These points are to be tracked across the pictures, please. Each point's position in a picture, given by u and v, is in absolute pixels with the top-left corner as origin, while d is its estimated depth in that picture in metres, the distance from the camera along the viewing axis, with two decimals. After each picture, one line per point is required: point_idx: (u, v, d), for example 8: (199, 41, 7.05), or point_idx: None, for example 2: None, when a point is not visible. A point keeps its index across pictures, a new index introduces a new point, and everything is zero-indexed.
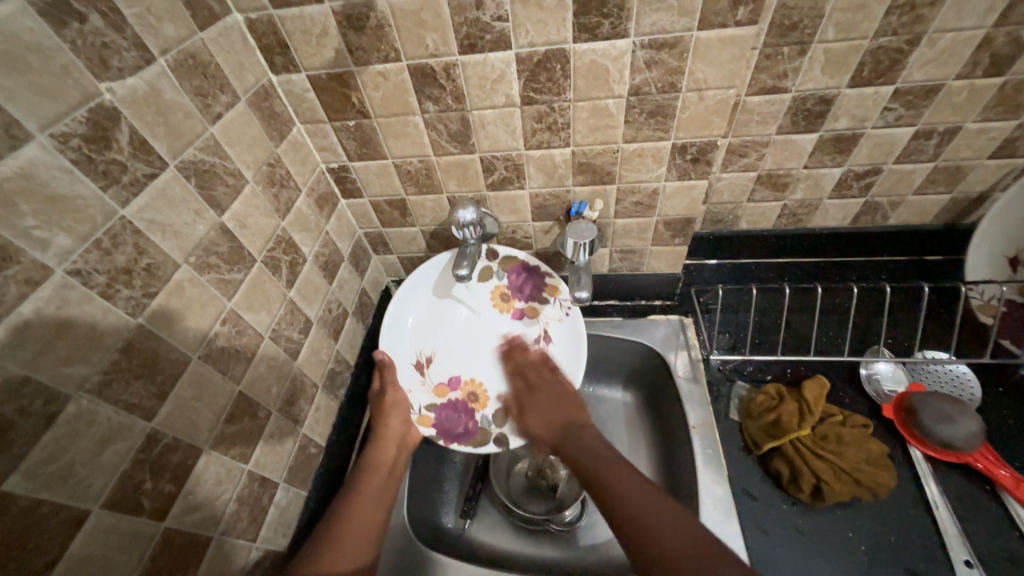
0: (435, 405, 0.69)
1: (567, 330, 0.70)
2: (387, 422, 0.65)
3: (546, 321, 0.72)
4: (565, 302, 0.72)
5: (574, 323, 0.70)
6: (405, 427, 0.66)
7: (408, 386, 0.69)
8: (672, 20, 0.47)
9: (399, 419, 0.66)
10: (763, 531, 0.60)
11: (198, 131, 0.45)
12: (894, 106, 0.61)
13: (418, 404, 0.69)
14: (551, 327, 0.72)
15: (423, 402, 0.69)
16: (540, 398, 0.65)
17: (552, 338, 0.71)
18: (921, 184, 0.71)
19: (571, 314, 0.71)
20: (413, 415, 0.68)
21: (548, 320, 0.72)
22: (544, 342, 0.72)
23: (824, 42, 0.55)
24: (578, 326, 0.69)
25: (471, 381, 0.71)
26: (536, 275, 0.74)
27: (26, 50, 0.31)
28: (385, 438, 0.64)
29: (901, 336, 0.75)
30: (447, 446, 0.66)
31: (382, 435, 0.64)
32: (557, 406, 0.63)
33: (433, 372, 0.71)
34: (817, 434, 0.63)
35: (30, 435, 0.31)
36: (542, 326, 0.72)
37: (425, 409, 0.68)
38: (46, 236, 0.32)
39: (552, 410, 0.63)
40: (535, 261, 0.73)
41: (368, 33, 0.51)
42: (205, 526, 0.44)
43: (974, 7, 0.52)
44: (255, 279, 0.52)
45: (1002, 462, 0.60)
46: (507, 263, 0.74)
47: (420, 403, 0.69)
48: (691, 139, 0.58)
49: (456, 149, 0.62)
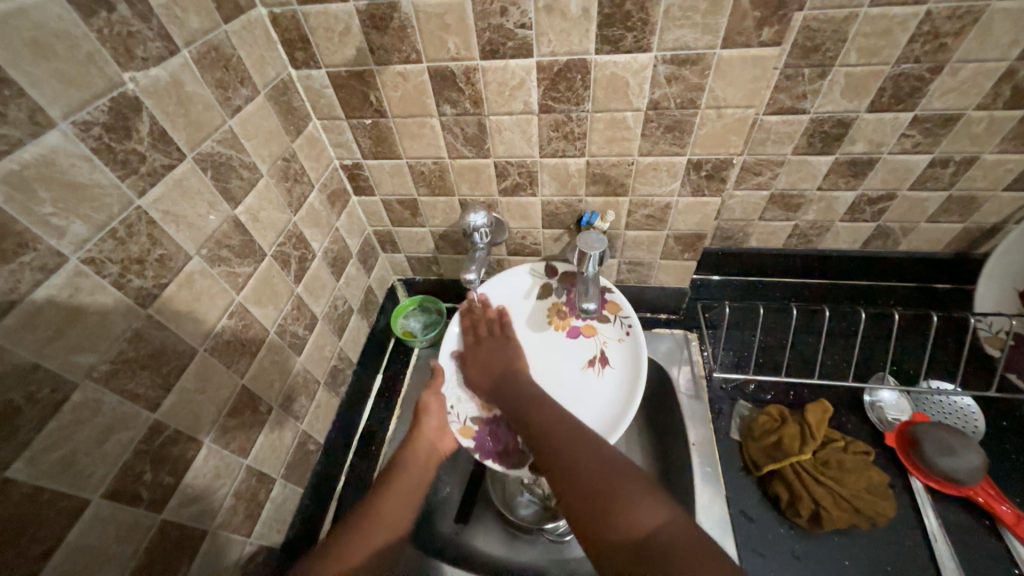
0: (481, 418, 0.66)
1: (627, 351, 0.68)
2: (422, 423, 0.65)
3: (603, 341, 0.70)
4: (627, 322, 0.70)
5: (635, 345, 0.68)
6: (439, 432, 0.65)
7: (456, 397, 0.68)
8: (696, 36, 0.47)
9: (435, 423, 0.66)
10: (758, 553, 0.60)
11: (217, 124, 0.45)
12: (912, 133, 0.61)
13: (463, 414, 0.66)
14: (610, 347, 0.70)
15: (469, 414, 0.66)
16: (488, 350, 0.70)
17: (609, 360, 0.69)
18: (934, 212, 0.70)
19: (632, 334, 0.69)
20: (455, 425, 0.65)
21: (606, 340, 0.70)
22: (600, 363, 0.69)
23: (846, 65, 0.55)
24: (640, 345, 0.67)
25: None
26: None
27: (53, 36, 0.31)
28: (417, 442, 0.64)
29: (906, 363, 0.75)
30: (481, 462, 0.62)
31: (415, 437, 0.64)
32: (504, 358, 0.69)
33: None
34: (818, 458, 0.63)
35: (35, 423, 0.31)
36: (600, 346, 0.70)
37: (469, 420, 0.66)
38: (63, 224, 0.32)
39: (496, 363, 0.68)
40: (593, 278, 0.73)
41: (390, 33, 0.51)
42: (201, 519, 0.44)
43: (998, 40, 0.51)
44: (263, 274, 0.52)
45: (1004, 498, 0.59)
46: (566, 279, 0.75)
47: (465, 413, 0.66)
48: (707, 156, 0.57)
49: (471, 153, 0.62)
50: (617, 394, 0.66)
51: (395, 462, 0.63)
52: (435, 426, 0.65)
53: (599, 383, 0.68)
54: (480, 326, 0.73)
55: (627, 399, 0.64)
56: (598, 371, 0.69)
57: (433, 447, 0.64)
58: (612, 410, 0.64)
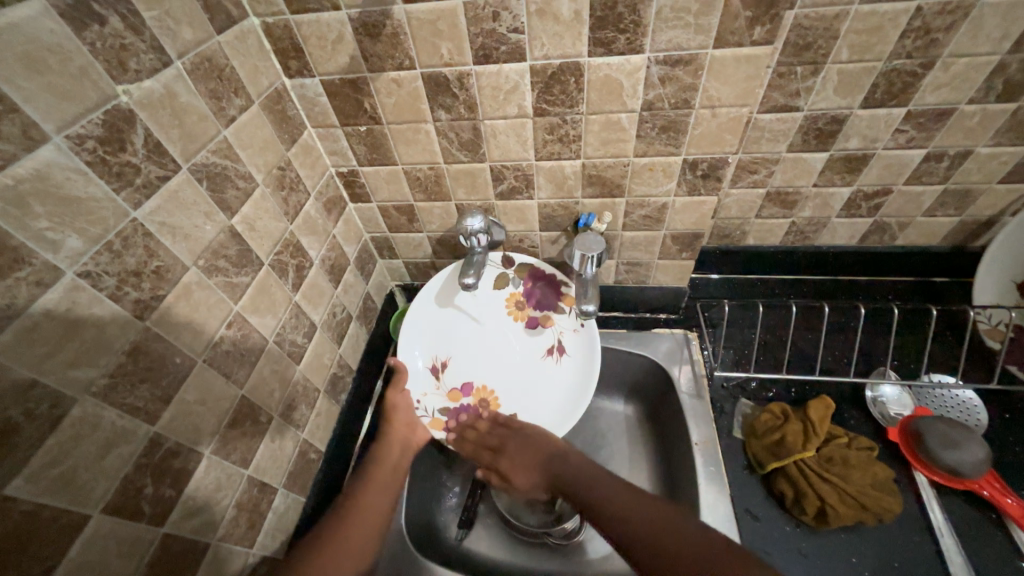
0: (448, 409, 0.69)
1: (581, 342, 0.70)
2: (393, 423, 0.65)
3: (559, 331, 0.72)
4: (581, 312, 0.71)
5: (589, 335, 0.69)
6: (411, 427, 0.65)
7: (421, 391, 0.69)
8: (688, 37, 0.47)
9: (405, 419, 0.66)
10: (765, 552, 0.59)
11: (212, 134, 0.45)
12: (906, 129, 0.61)
13: (430, 408, 0.69)
14: (565, 337, 0.71)
15: (436, 407, 0.69)
16: (513, 450, 0.64)
17: (566, 350, 0.71)
18: (930, 206, 0.71)
19: (587, 325, 0.70)
20: (425, 419, 0.68)
21: (562, 330, 0.72)
22: (558, 352, 0.72)
23: (838, 63, 0.55)
24: (593, 336, 0.69)
25: (483, 389, 0.72)
26: (552, 284, 0.73)
27: (46, 51, 0.31)
28: (389, 438, 0.64)
29: (906, 357, 0.75)
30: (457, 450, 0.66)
31: (388, 433, 0.64)
32: (535, 448, 0.63)
33: (447, 378, 0.71)
34: (822, 455, 0.63)
35: (34, 439, 0.30)
36: (557, 335, 0.72)
37: (438, 413, 0.68)
38: (59, 238, 0.32)
39: (529, 458, 0.63)
40: (552, 269, 0.73)
41: (383, 40, 0.51)
42: (203, 532, 0.44)
43: (989, 34, 0.52)
44: (261, 283, 0.52)
45: (1009, 490, 0.59)
46: (522, 270, 0.74)
47: (432, 407, 0.69)
48: (702, 155, 0.58)
49: (467, 158, 0.62)
50: (574, 383, 0.69)
51: (370, 457, 0.63)
52: (406, 423, 0.65)
53: (557, 373, 0.71)
54: (483, 437, 0.66)
55: (582, 389, 0.67)
56: (555, 360, 0.71)
57: (410, 442, 0.65)
58: (569, 399, 0.68)
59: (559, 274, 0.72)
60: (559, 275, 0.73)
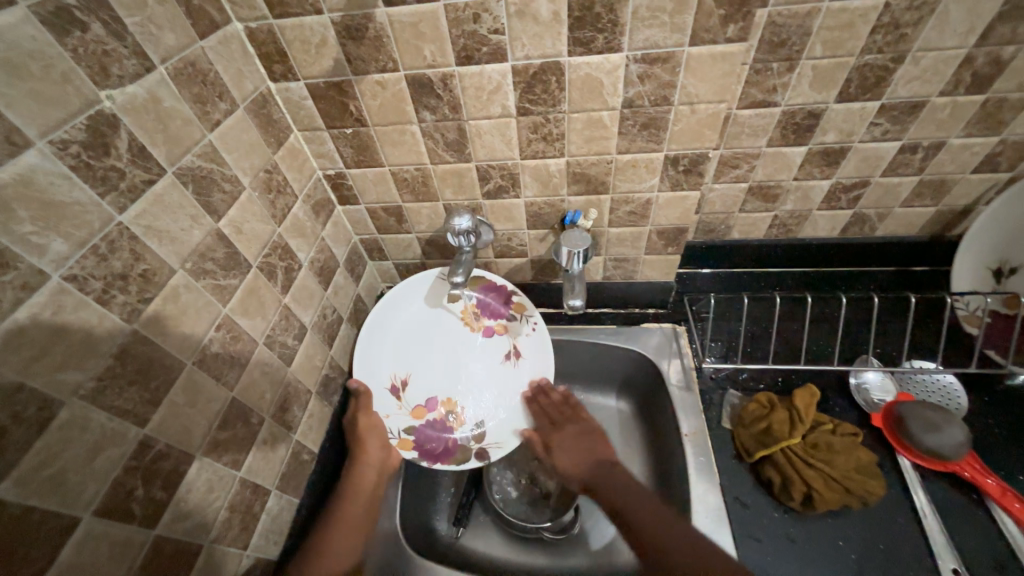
0: (413, 428, 0.71)
1: (536, 345, 0.74)
2: (365, 446, 0.68)
3: (514, 336, 0.75)
4: (532, 318, 0.75)
5: (542, 337, 0.74)
6: (383, 450, 0.69)
7: (385, 412, 0.70)
8: (664, 36, 0.48)
9: (377, 444, 0.69)
10: (754, 539, 0.60)
11: (197, 138, 0.45)
12: (880, 121, 0.63)
13: (396, 429, 0.70)
14: (520, 341, 0.75)
15: (401, 427, 0.70)
16: (568, 437, 0.73)
17: (521, 353, 0.75)
18: (907, 197, 0.72)
19: (539, 329, 0.74)
20: (393, 441, 0.69)
21: (517, 336, 0.75)
22: (514, 356, 0.75)
23: (812, 58, 0.57)
24: (546, 339, 0.73)
25: (448, 402, 0.73)
26: (502, 294, 0.76)
27: (28, 57, 0.31)
28: (366, 462, 0.68)
29: (889, 345, 0.76)
30: (430, 467, 0.68)
31: (362, 460, 0.68)
32: (590, 444, 0.73)
33: (408, 396, 0.72)
34: (808, 442, 0.64)
35: (23, 442, 0.31)
36: (512, 341, 0.75)
37: (404, 433, 0.70)
38: (44, 242, 0.32)
39: (586, 449, 0.73)
40: (501, 280, 0.76)
41: (366, 43, 0.51)
42: (195, 534, 0.44)
43: (955, 28, 0.53)
44: (250, 285, 0.52)
45: (989, 471, 0.61)
46: (475, 283, 0.77)
47: (398, 428, 0.70)
48: (683, 151, 0.59)
49: (453, 158, 0.63)
50: (532, 385, 0.73)
51: (346, 483, 0.66)
52: (379, 447, 0.69)
53: (516, 375, 0.74)
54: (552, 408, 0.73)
55: (539, 390, 0.72)
56: (513, 364, 0.75)
57: (384, 464, 0.69)
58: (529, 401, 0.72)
59: (508, 284, 0.75)
60: (508, 285, 0.75)
